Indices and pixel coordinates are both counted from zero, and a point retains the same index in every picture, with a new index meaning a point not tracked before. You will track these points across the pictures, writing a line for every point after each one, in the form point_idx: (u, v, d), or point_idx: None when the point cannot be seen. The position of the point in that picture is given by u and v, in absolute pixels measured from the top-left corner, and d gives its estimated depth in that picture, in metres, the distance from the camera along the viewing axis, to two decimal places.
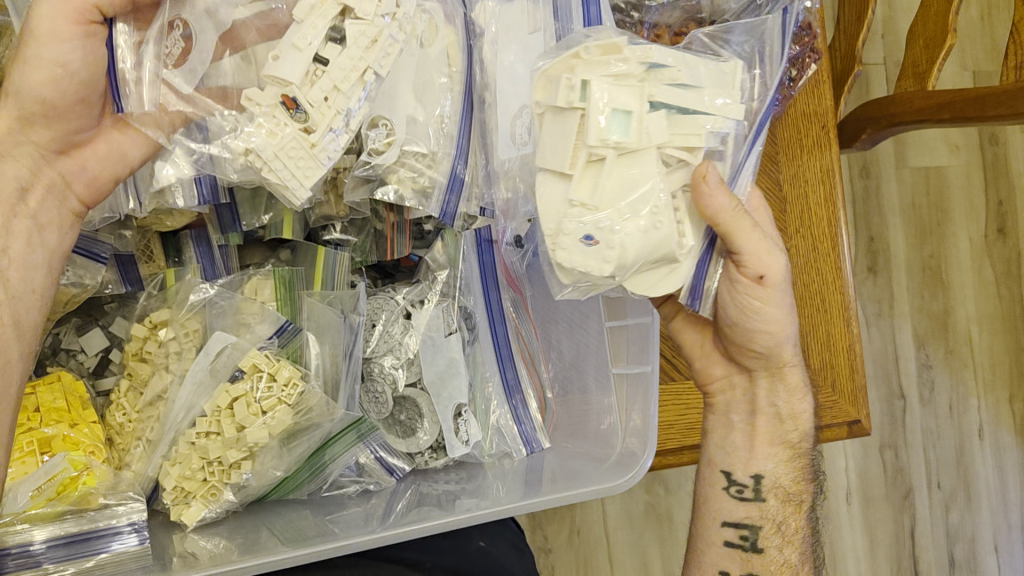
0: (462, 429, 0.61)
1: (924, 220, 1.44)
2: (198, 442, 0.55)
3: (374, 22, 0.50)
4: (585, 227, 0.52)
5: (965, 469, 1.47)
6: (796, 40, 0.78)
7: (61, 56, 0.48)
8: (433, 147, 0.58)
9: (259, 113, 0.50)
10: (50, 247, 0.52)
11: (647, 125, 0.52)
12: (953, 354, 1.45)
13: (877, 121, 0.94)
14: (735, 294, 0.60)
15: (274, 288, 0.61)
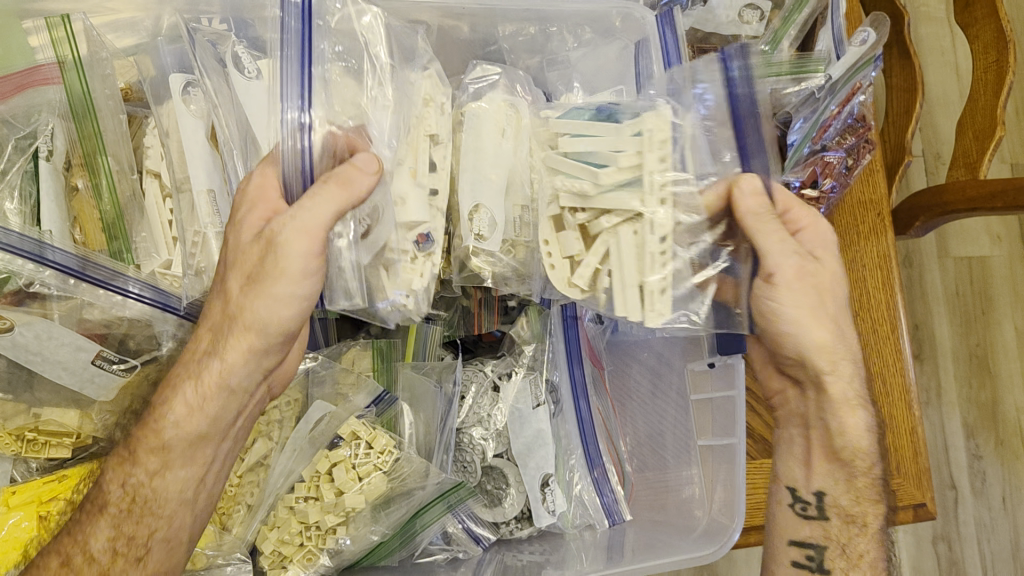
0: (548, 498, 0.63)
1: (969, 308, 1.45)
2: (297, 508, 0.58)
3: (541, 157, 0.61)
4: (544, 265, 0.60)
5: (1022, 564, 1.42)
6: (851, 131, 0.83)
7: (305, 289, 0.50)
8: (514, 236, 0.63)
9: (405, 262, 0.54)
10: (231, 442, 0.56)
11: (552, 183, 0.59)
12: (1005, 445, 1.43)
13: (931, 209, 0.98)
14: (760, 300, 0.61)
15: (370, 357, 0.66)
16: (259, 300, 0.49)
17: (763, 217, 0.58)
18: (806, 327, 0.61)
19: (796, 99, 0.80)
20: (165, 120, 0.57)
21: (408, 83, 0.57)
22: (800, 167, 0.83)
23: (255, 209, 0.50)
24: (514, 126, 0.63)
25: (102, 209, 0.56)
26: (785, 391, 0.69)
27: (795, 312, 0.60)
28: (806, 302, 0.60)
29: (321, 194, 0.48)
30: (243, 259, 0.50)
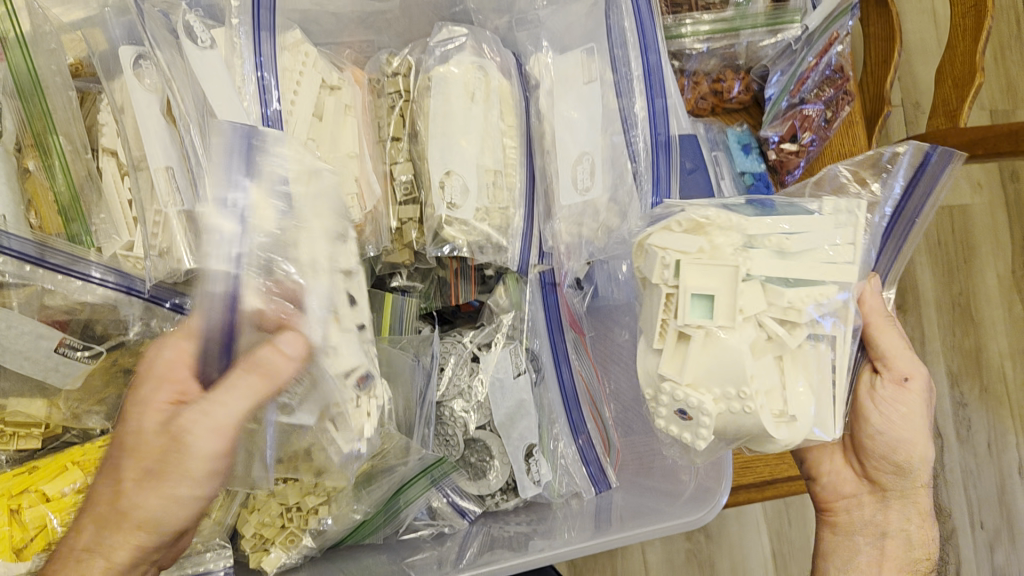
0: (533, 469, 0.62)
1: (951, 257, 1.45)
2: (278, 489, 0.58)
3: (704, 251, 0.50)
4: (678, 401, 0.50)
5: (1008, 508, 1.43)
6: (829, 83, 0.87)
7: (201, 488, 0.48)
8: (487, 202, 0.60)
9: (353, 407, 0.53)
10: None
11: (742, 302, 0.49)
12: (988, 391, 1.44)
13: None
14: (876, 403, 0.57)
15: None
16: (150, 489, 0.46)
17: (886, 321, 0.56)
18: (893, 436, 0.58)
19: (772, 53, 0.85)
20: (117, 96, 0.54)
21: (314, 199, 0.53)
22: (779, 121, 0.87)
23: (161, 391, 0.47)
24: (484, 89, 0.61)
25: (57, 189, 0.54)
26: (856, 495, 0.62)
27: (908, 417, 0.57)
28: (920, 409, 0.57)
29: (240, 384, 0.47)
30: (138, 452, 0.46)
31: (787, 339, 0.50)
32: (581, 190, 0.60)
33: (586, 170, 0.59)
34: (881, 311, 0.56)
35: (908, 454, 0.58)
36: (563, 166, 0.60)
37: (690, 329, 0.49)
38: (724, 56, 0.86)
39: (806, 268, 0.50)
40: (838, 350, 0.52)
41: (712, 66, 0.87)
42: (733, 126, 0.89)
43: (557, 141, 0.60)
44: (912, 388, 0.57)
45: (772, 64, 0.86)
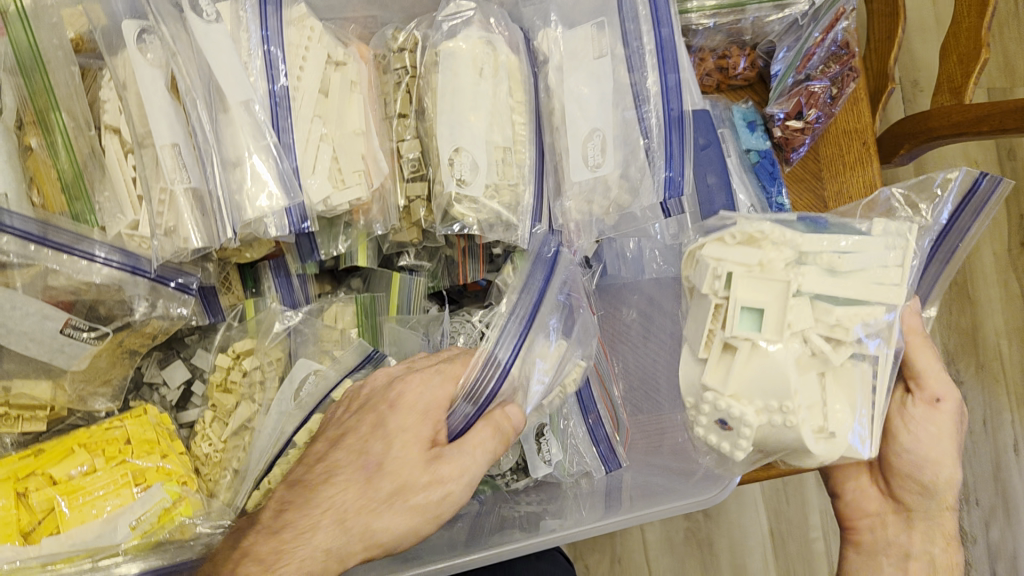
0: (544, 449, 0.61)
1: None
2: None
3: (759, 262, 0.48)
4: (719, 412, 0.50)
5: (1003, 485, 1.43)
6: (835, 59, 0.87)
7: (392, 521, 0.50)
8: (496, 180, 0.59)
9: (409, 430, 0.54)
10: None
11: (792, 318, 0.47)
12: (984, 369, 1.43)
13: (915, 136, 0.97)
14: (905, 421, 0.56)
15: (356, 314, 0.62)
16: (396, 512, 0.50)
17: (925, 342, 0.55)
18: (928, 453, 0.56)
19: (779, 28, 0.85)
20: (121, 71, 0.53)
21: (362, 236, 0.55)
22: (785, 98, 0.86)
23: (379, 428, 0.52)
24: (492, 64, 0.60)
25: (61, 167, 0.53)
26: (881, 514, 0.62)
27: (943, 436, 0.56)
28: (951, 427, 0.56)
29: (488, 448, 0.51)
30: (343, 465, 0.52)
31: (833, 357, 0.49)
32: (592, 166, 0.58)
33: (596, 146, 0.58)
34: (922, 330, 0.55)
35: (938, 475, 0.57)
36: (572, 142, 0.58)
37: (737, 341, 0.48)
38: (730, 32, 0.84)
39: (860, 287, 0.49)
40: (880, 371, 0.51)
41: (718, 43, 0.86)
42: (737, 103, 0.89)
43: (566, 117, 0.58)
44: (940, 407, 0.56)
45: (778, 40, 0.86)
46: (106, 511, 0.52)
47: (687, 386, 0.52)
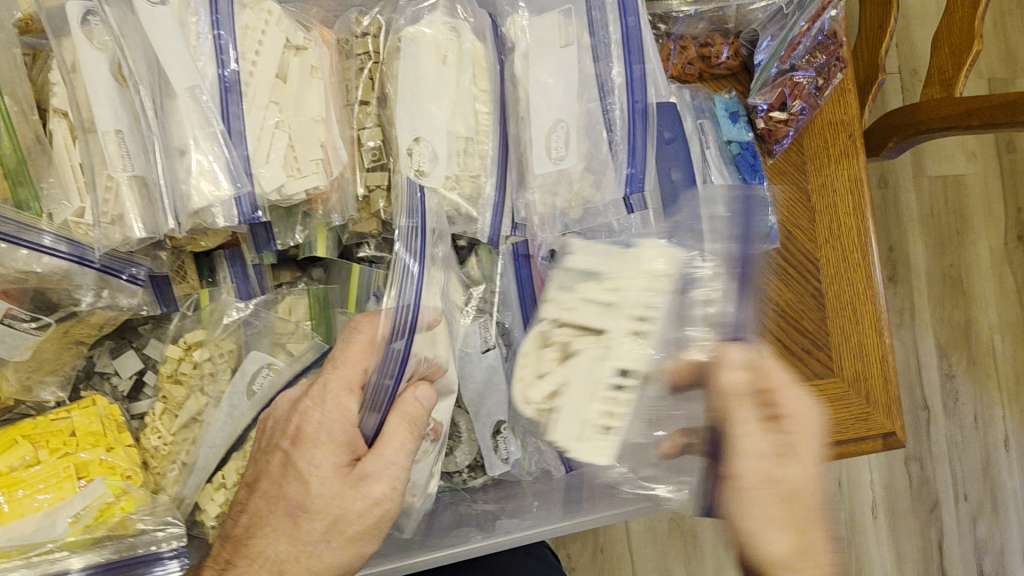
0: (502, 446, 0.60)
1: (944, 229, 1.45)
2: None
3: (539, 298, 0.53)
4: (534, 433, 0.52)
5: (992, 480, 1.46)
6: (821, 49, 0.85)
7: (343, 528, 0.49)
8: (456, 170, 0.57)
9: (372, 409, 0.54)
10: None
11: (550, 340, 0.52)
12: (976, 364, 1.46)
13: (904, 128, 0.95)
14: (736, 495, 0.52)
15: (308, 305, 0.61)
16: (335, 541, 0.50)
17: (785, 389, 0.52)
18: (785, 529, 0.50)
19: (763, 16, 0.83)
20: (66, 54, 0.51)
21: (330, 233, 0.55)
22: (768, 88, 0.84)
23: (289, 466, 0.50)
24: (455, 51, 0.59)
25: (3, 152, 0.52)
26: None
27: (785, 504, 0.51)
28: (801, 493, 0.51)
29: (395, 431, 0.50)
30: (268, 515, 0.51)
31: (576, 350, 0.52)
32: (555, 159, 0.57)
33: (560, 139, 0.56)
34: (777, 381, 0.52)
35: (777, 554, 0.50)
36: (537, 134, 0.57)
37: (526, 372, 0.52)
38: (712, 20, 0.83)
39: (611, 311, 0.51)
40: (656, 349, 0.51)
41: (700, 30, 0.84)
42: (721, 92, 0.86)
43: (530, 106, 0.57)
44: (765, 472, 0.51)
45: (762, 29, 0.84)
46: (45, 505, 0.50)
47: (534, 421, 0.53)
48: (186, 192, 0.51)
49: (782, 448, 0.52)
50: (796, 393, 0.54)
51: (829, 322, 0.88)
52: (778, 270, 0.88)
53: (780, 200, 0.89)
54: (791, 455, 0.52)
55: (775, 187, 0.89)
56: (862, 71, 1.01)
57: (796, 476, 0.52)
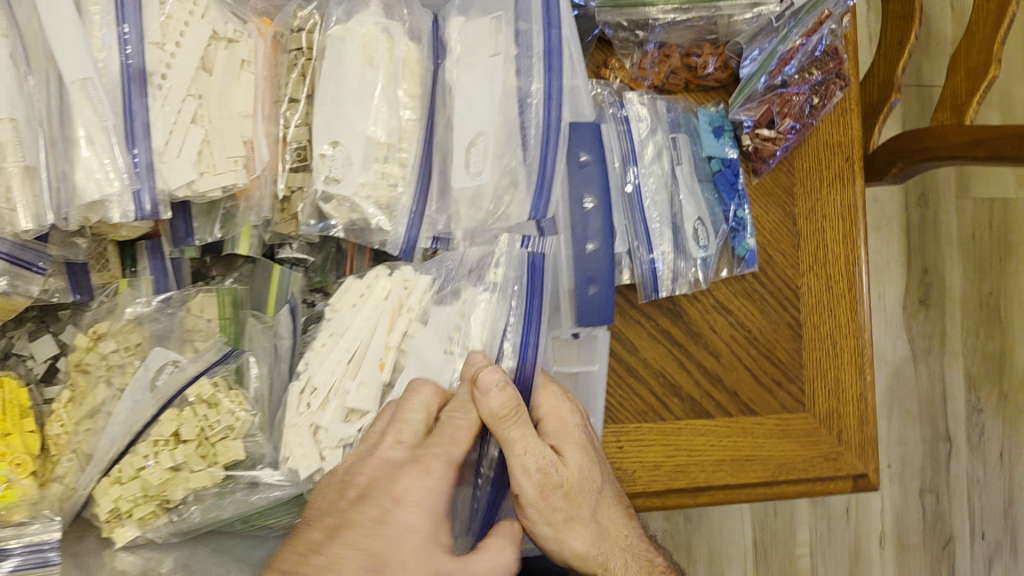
0: None
1: (985, 255, 1.64)
2: (146, 469, 0.55)
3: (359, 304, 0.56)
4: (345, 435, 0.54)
5: (1013, 520, 1.68)
6: (818, 65, 0.83)
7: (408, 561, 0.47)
8: (376, 177, 0.56)
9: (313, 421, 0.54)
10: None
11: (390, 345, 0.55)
12: (1007, 399, 1.66)
13: (910, 154, 0.87)
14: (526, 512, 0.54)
15: (219, 307, 0.60)
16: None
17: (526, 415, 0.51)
18: (589, 529, 0.56)
19: (751, 28, 0.78)
20: None
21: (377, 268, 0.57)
22: (755, 104, 0.81)
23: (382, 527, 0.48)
24: (385, 53, 0.56)
25: None
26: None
27: (568, 502, 0.55)
28: (584, 490, 0.55)
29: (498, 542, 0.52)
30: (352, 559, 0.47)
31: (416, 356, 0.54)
32: (472, 173, 0.55)
33: (478, 153, 0.54)
34: (508, 402, 0.50)
35: (584, 550, 0.56)
36: (457, 147, 0.55)
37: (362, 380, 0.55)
38: (698, 30, 0.78)
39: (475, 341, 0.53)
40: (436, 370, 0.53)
41: (684, 39, 0.79)
42: (705, 106, 0.82)
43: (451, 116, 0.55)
44: (576, 472, 0.55)
45: (747, 44, 0.78)
46: None
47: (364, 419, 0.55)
48: (76, 186, 0.50)
49: (589, 443, 0.56)
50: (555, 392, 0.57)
51: (805, 354, 0.85)
52: (753, 295, 0.84)
53: (763, 222, 0.84)
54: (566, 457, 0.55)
55: (759, 209, 0.84)
56: (876, 89, 0.94)
57: (581, 474, 0.55)
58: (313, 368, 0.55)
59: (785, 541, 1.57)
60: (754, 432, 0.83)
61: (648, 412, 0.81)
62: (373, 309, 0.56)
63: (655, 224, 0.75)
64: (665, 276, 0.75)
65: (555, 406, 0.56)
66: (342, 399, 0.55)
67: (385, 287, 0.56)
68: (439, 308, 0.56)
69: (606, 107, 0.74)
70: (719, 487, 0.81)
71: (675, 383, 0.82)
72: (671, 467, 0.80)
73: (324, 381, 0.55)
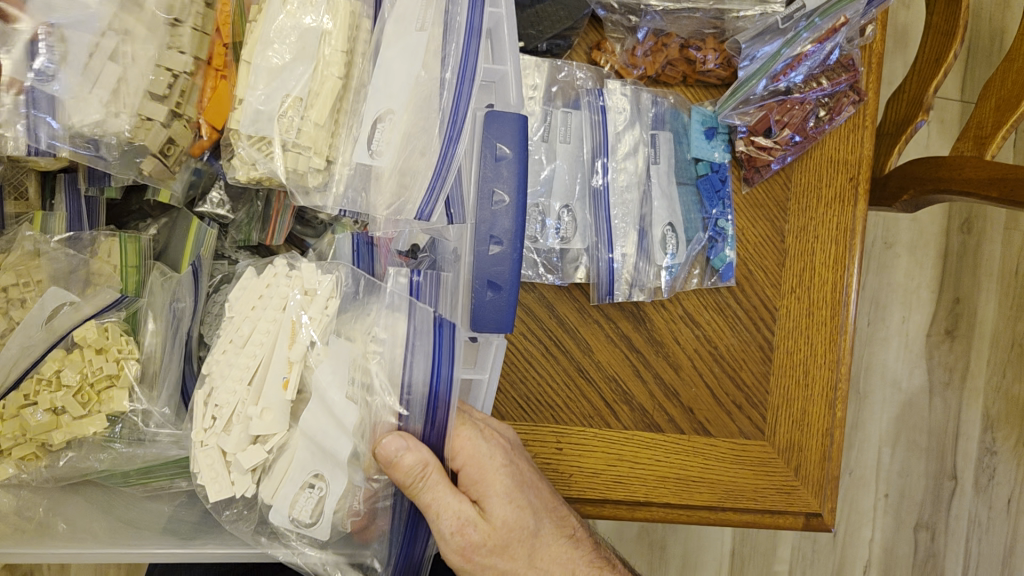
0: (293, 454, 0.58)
1: None
2: (27, 409, 0.53)
3: (277, 321, 0.53)
4: (291, 478, 0.53)
5: (1010, 570, 1.59)
6: (828, 73, 0.77)
7: None
8: (306, 144, 0.52)
9: (212, 448, 0.52)
10: None
11: (288, 383, 0.52)
12: None
13: (923, 182, 0.81)
14: (471, 552, 0.57)
15: (126, 253, 0.58)
16: None
17: (439, 475, 0.53)
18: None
19: (752, 29, 0.73)
20: None
21: (279, 279, 0.54)
22: (753, 108, 0.76)
23: None
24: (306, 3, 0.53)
25: None
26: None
27: (497, 555, 0.59)
28: (511, 540, 0.59)
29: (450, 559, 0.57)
30: None
31: (330, 393, 0.52)
32: (374, 153, 0.53)
33: (384, 131, 0.53)
34: (417, 464, 0.51)
35: None
36: (366, 122, 0.53)
37: (262, 416, 0.52)
38: (695, 23, 0.74)
39: (385, 387, 0.52)
40: (364, 410, 0.53)
41: (685, 29, 0.75)
42: (700, 103, 0.77)
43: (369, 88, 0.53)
44: (499, 524, 0.58)
45: (747, 44, 0.73)
46: None
47: (298, 466, 0.53)
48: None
49: (512, 489, 0.59)
50: (472, 434, 0.57)
51: (773, 379, 0.79)
52: (726, 310, 0.78)
53: (748, 234, 0.78)
54: (490, 505, 0.58)
55: (745, 220, 0.78)
56: (903, 107, 0.86)
57: (504, 524, 0.58)
58: (214, 381, 0.52)
59: (766, 555, 1.49)
60: (705, 454, 0.77)
61: (594, 416, 0.75)
62: (271, 322, 0.53)
63: (620, 222, 0.75)
64: (622, 278, 0.74)
65: (472, 452, 0.57)
66: (244, 425, 0.52)
67: (284, 293, 0.53)
68: (342, 340, 0.53)
69: (584, 94, 0.73)
70: (657, 507, 0.75)
71: (626, 390, 0.76)
72: (608, 480, 0.74)
73: (226, 399, 0.52)
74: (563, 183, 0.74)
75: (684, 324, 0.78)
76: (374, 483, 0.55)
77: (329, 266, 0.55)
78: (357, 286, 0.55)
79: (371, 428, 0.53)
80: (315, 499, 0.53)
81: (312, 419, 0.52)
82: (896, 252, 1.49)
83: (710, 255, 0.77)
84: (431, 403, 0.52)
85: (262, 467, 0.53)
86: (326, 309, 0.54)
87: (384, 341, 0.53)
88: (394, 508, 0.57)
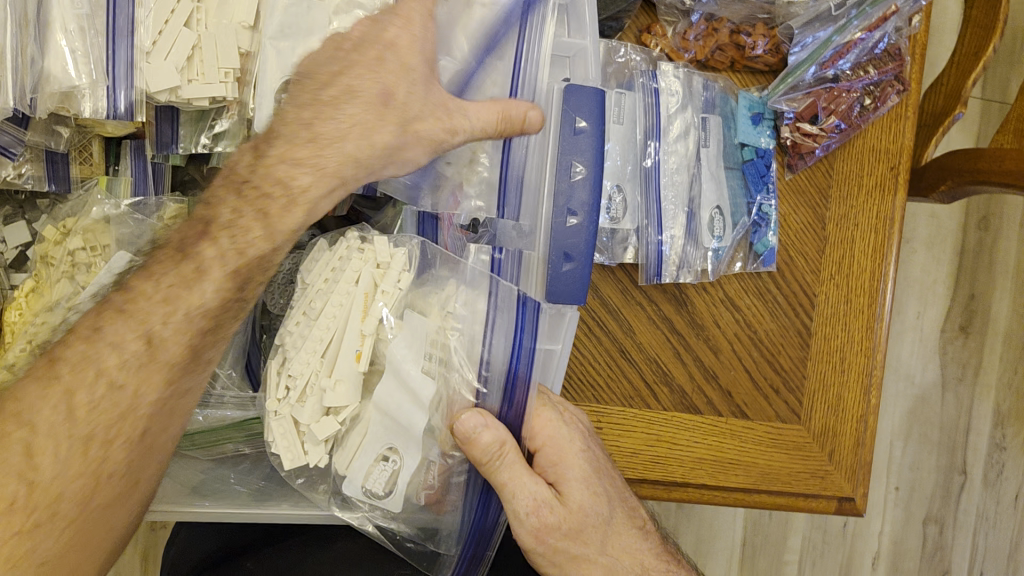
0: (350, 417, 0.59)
1: None
2: None
3: (352, 294, 0.54)
4: (370, 450, 0.54)
5: (1015, 564, 1.60)
6: (876, 63, 0.77)
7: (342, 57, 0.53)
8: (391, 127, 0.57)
9: (286, 413, 0.53)
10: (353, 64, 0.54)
11: (363, 355, 0.53)
12: None
13: (961, 172, 0.81)
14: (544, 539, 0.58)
15: None
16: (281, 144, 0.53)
17: (514, 456, 0.54)
18: (601, 562, 0.61)
19: (806, 13, 0.75)
20: None
21: (357, 251, 0.55)
22: (801, 95, 0.77)
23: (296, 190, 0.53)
24: None
25: None
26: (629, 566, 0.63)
27: (571, 540, 0.59)
28: (586, 525, 0.59)
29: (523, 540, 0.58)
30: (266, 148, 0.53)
31: (406, 367, 0.53)
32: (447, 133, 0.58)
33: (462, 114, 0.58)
34: (494, 443, 0.53)
35: None
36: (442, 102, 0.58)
37: (335, 386, 0.53)
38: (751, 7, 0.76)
39: (462, 360, 0.54)
40: (443, 385, 0.54)
41: (737, 15, 0.77)
42: (749, 89, 0.78)
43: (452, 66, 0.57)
44: (575, 508, 0.59)
45: (800, 30, 0.75)
46: None
47: (376, 438, 0.54)
48: (47, 73, 0.51)
49: (588, 476, 0.59)
50: (550, 417, 0.59)
51: (811, 364, 0.79)
52: (766, 294, 0.79)
53: (790, 220, 0.79)
54: (564, 490, 0.59)
55: (787, 207, 0.79)
56: (940, 99, 0.86)
57: (580, 509, 0.59)
58: (289, 350, 0.54)
59: (776, 544, 1.50)
60: (742, 436, 0.78)
61: (634, 396, 0.75)
62: (344, 295, 0.54)
63: (671, 204, 0.75)
64: (670, 260, 0.74)
65: (552, 433, 0.59)
66: (318, 396, 0.53)
67: (358, 268, 0.54)
68: (417, 312, 0.54)
69: (637, 74, 0.74)
70: (692, 486, 0.76)
71: (666, 371, 0.77)
72: (647, 460, 0.74)
73: (300, 370, 0.53)
74: (616, 164, 0.73)
75: (723, 307, 0.78)
76: (448, 460, 0.56)
77: (402, 238, 0.56)
78: (429, 258, 0.56)
79: (447, 403, 0.54)
80: (388, 473, 0.55)
81: (384, 390, 0.53)
82: (913, 247, 1.50)
83: (751, 239, 0.78)
84: (509, 382, 0.55)
85: (334, 438, 0.55)
86: (402, 280, 0.54)
87: (466, 318, 0.55)
88: (467, 484, 0.58)
